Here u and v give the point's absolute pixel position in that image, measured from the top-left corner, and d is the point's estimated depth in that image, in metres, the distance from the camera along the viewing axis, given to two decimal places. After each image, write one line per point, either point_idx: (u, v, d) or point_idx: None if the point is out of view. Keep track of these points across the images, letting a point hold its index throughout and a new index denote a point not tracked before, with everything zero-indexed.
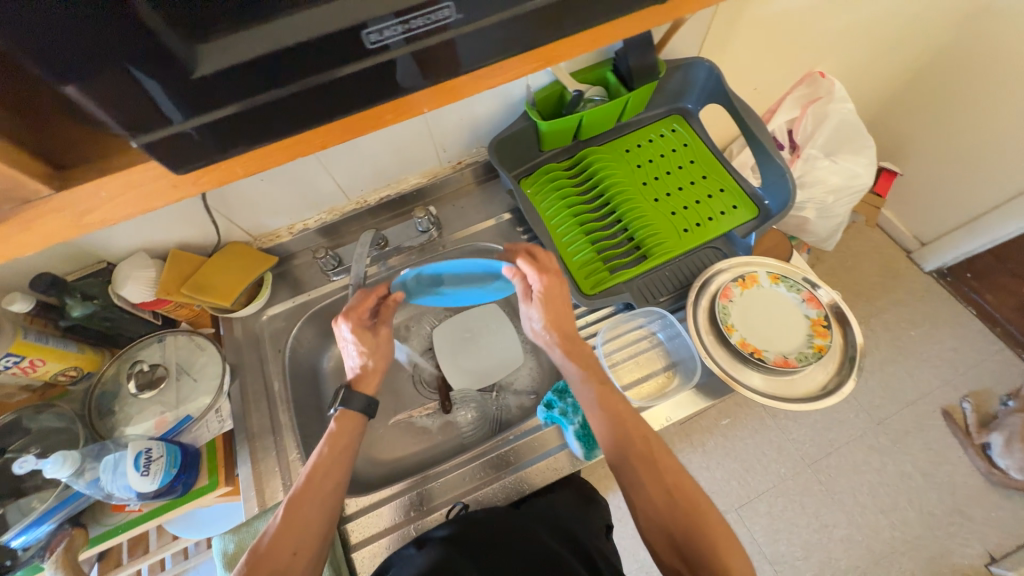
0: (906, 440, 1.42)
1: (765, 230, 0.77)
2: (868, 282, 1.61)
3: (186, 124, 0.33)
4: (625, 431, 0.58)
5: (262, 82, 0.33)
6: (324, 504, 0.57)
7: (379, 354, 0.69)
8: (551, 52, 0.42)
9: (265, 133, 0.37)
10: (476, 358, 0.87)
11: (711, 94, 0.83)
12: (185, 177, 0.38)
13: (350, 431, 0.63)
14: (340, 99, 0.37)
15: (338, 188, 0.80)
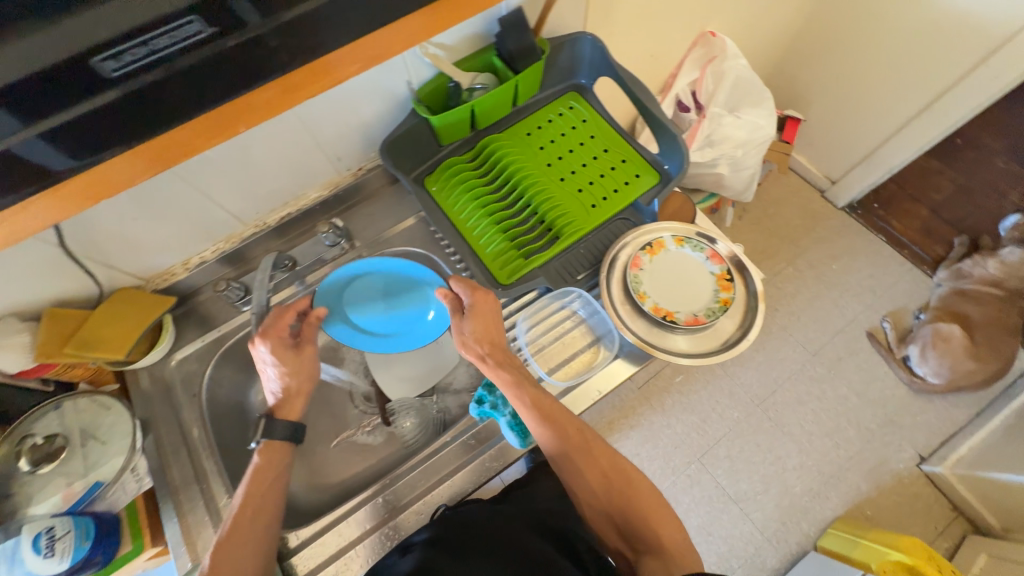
0: (840, 366, 1.53)
1: (667, 194, 0.80)
2: (790, 225, 1.71)
3: None
4: (562, 432, 0.63)
5: (52, 100, 0.37)
6: (260, 539, 0.58)
7: (301, 377, 0.68)
8: (369, 45, 0.47)
9: (102, 156, 0.41)
10: (409, 364, 0.84)
11: (600, 67, 0.83)
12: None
13: (277, 461, 0.63)
14: (119, 124, 0.41)
15: (229, 214, 0.75)
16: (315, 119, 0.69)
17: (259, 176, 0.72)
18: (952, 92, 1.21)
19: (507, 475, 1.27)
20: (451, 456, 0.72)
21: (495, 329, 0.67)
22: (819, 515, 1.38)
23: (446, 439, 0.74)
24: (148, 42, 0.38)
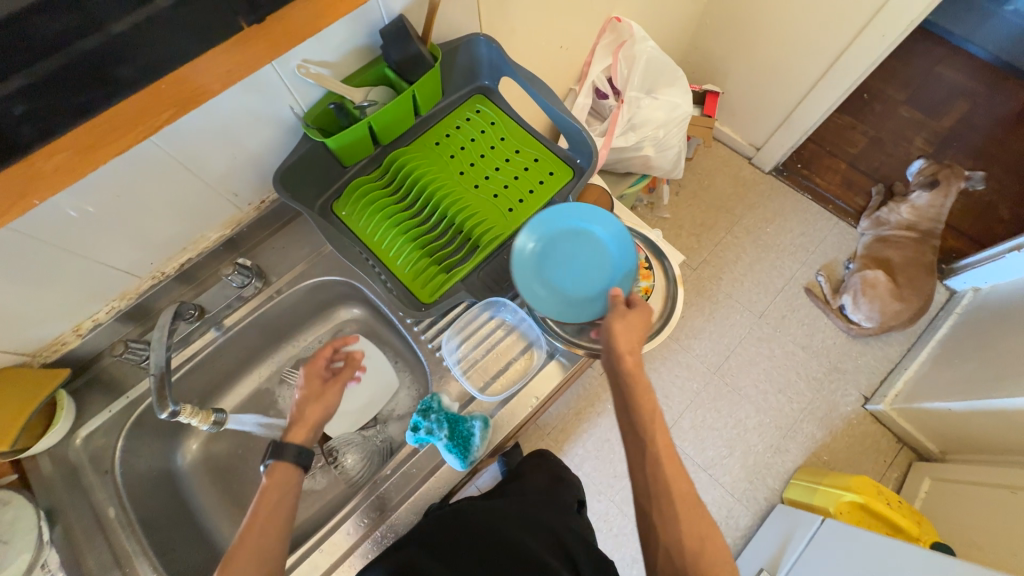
0: (784, 323, 1.60)
1: (582, 188, 0.79)
2: (725, 194, 1.76)
3: None
4: (669, 462, 0.55)
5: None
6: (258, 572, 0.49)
7: (317, 408, 0.63)
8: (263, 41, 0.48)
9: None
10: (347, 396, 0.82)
11: (500, 67, 0.81)
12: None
13: (285, 485, 0.56)
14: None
15: (119, 270, 0.69)
16: (194, 158, 0.64)
17: (143, 225, 0.66)
18: (845, 54, 1.29)
19: (480, 484, 1.26)
20: (395, 488, 0.70)
21: (636, 336, 0.61)
22: (781, 468, 1.44)
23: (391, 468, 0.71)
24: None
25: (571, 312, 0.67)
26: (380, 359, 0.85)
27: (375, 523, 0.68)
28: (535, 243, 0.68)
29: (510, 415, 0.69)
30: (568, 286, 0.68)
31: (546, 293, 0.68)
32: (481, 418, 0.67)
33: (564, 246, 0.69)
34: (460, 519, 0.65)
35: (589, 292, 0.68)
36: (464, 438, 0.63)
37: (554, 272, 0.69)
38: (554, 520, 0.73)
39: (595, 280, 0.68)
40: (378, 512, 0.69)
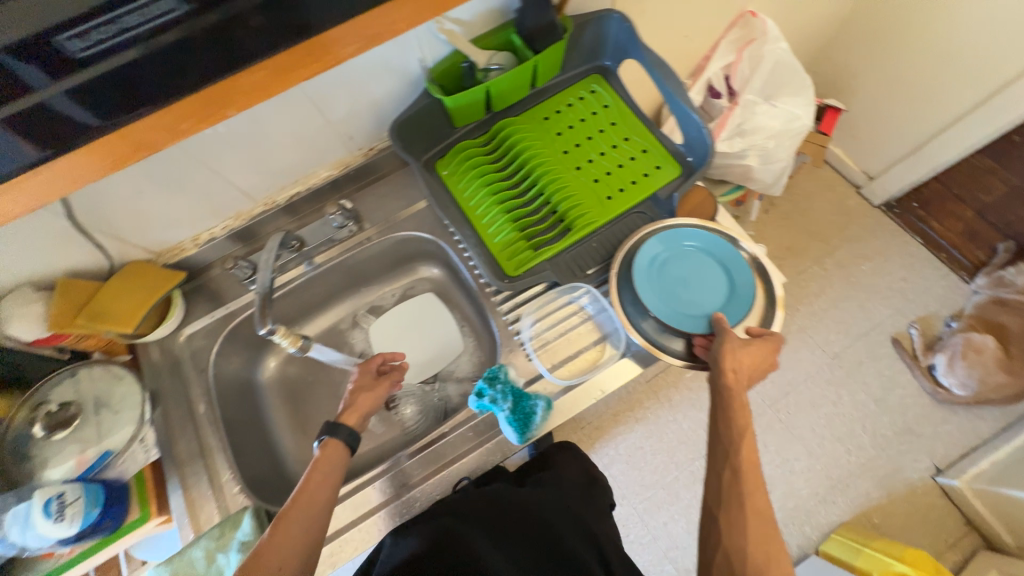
0: (860, 370, 1.47)
1: (688, 187, 0.75)
2: (825, 221, 1.62)
3: (14, 112, 0.39)
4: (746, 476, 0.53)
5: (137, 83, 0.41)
6: (309, 527, 0.53)
7: (367, 400, 0.66)
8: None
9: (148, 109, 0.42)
10: (415, 346, 0.86)
11: (625, 49, 0.77)
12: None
13: (334, 463, 0.59)
14: (110, 105, 0.41)
15: (240, 192, 0.75)
16: (325, 97, 0.67)
17: (267, 153, 0.71)
18: (1013, 85, 1.11)
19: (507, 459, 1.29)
20: (445, 449, 0.72)
21: (751, 365, 0.60)
22: (823, 519, 1.35)
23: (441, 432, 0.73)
24: (118, 19, 0.38)
25: (680, 320, 0.65)
26: (449, 319, 0.88)
27: (425, 474, 0.71)
28: (663, 245, 0.68)
29: (571, 404, 0.68)
30: (683, 297, 0.66)
31: (658, 287, 0.66)
32: (545, 399, 0.66)
33: (694, 259, 0.67)
34: (499, 500, 0.67)
35: (697, 310, 0.65)
36: (527, 415, 0.64)
37: (674, 278, 0.67)
38: (591, 517, 0.73)
39: (715, 300, 0.65)
40: (398, 487, 0.71)
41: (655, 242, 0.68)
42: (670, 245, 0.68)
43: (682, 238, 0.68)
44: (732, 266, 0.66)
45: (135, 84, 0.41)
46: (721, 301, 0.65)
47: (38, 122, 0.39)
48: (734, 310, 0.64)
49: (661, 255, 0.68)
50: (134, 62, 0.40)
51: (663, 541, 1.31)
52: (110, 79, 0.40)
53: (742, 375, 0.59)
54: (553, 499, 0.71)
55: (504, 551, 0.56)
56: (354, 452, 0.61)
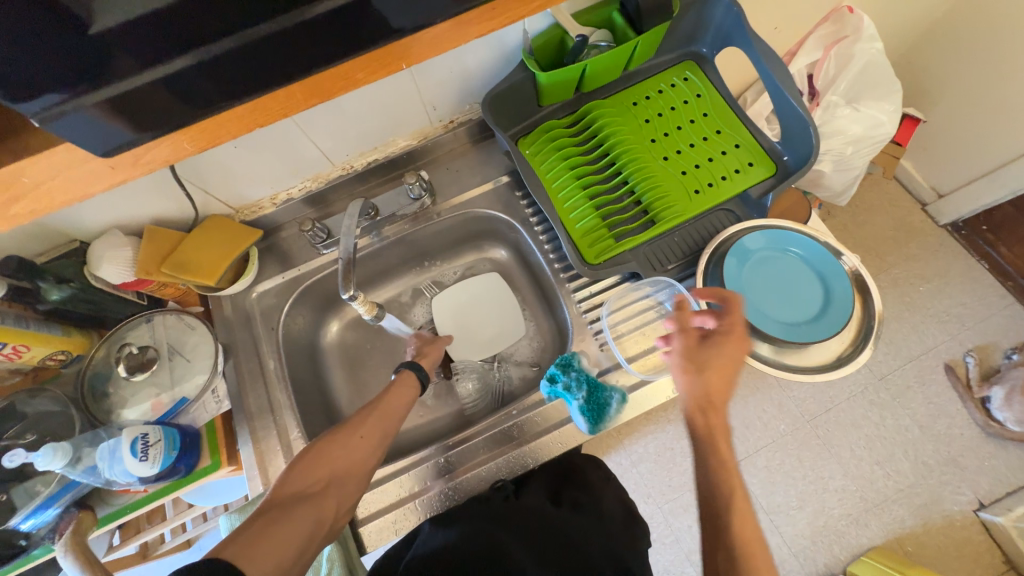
0: (905, 396, 1.24)
1: (783, 189, 0.71)
2: (881, 237, 1.40)
3: (125, 89, 0.32)
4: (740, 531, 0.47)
5: (273, 63, 0.34)
6: (378, 430, 0.60)
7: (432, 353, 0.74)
8: None
9: (276, 86, 0.36)
10: (480, 323, 0.86)
11: (727, 36, 0.73)
12: (121, 159, 0.37)
13: (409, 389, 0.67)
14: (263, 67, 0.34)
15: (322, 154, 0.74)
16: (422, 68, 0.66)
17: (354, 119, 0.70)
18: None
19: None
20: (494, 438, 0.71)
21: (726, 374, 0.53)
22: (853, 541, 1.15)
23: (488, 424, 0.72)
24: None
25: (762, 321, 0.62)
26: (514, 301, 0.87)
27: (491, 457, 0.70)
28: (763, 245, 0.66)
29: (640, 398, 0.67)
30: (769, 300, 0.63)
31: (746, 291, 0.64)
32: (620, 393, 0.66)
33: (792, 265, 0.65)
34: (533, 512, 0.64)
35: (787, 318, 0.62)
36: (601, 406, 0.64)
37: (765, 280, 0.64)
38: (633, 529, 0.70)
39: (803, 312, 0.62)
40: (443, 475, 0.70)
41: (746, 244, 0.66)
42: (770, 246, 0.66)
43: (785, 242, 0.66)
44: (832, 282, 0.63)
45: (267, 59, 0.34)
46: (814, 311, 0.62)
47: (216, 65, 0.33)
48: (828, 322, 0.61)
49: (757, 254, 0.65)
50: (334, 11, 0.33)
51: (686, 544, 1.28)
52: (304, 27, 0.33)
53: (715, 403, 0.53)
54: (590, 515, 0.68)
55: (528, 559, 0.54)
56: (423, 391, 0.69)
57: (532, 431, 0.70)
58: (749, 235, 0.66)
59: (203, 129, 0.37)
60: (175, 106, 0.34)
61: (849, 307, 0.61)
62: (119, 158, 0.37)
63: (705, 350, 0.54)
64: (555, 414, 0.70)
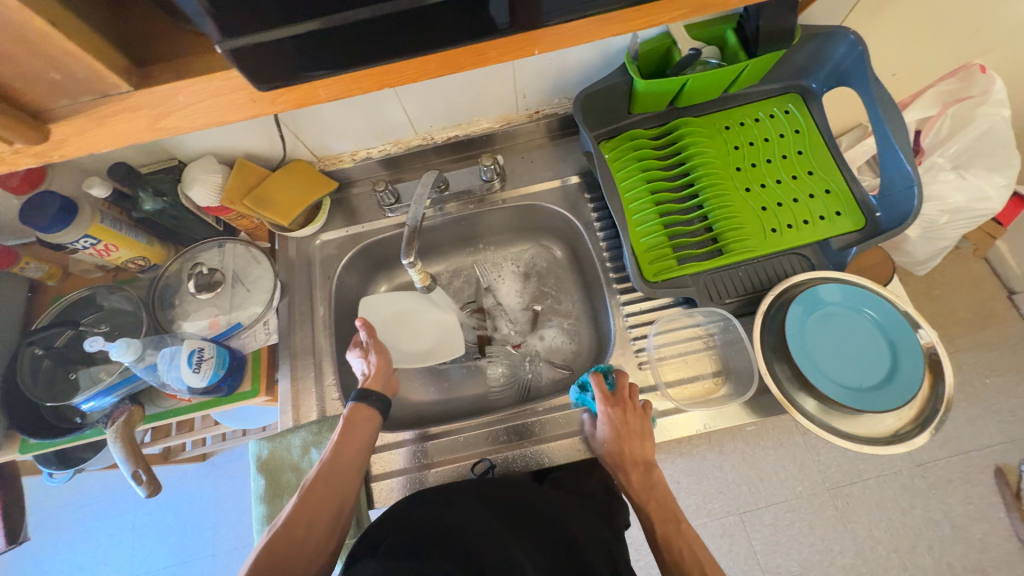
0: (944, 489, 1.15)
1: (868, 246, 0.67)
2: (954, 316, 1.30)
3: (240, 47, 0.28)
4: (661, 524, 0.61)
5: (423, 37, 0.31)
6: (331, 502, 0.56)
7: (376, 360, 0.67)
8: None
9: (416, 54, 0.32)
10: (413, 335, 0.78)
11: (844, 75, 0.69)
12: (262, 94, 0.32)
13: (362, 430, 0.62)
14: (404, 36, 0.31)
15: (407, 120, 0.76)
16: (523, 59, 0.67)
17: (446, 91, 0.71)
18: None
19: None
20: (478, 437, 0.70)
21: (637, 438, 0.63)
22: None
23: (461, 427, 0.71)
24: None
25: (821, 379, 0.59)
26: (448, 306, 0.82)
27: (512, 444, 0.70)
28: (831, 301, 0.62)
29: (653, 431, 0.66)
30: (830, 359, 0.60)
31: (805, 344, 0.61)
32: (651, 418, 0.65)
33: (858, 326, 0.61)
34: (547, 502, 0.65)
35: (846, 381, 0.59)
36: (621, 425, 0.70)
37: (829, 337, 0.61)
38: (617, 519, 0.74)
39: (867, 377, 0.59)
40: (416, 463, 0.70)
41: (815, 294, 0.62)
42: (839, 305, 0.62)
43: (855, 300, 0.62)
44: (901, 349, 0.59)
45: (398, 33, 0.30)
46: (877, 378, 0.58)
47: (339, 36, 0.29)
48: (892, 392, 0.57)
49: (824, 309, 0.62)
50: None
51: None
52: (454, 9, 0.29)
53: (641, 464, 0.63)
54: (592, 511, 0.69)
55: (529, 553, 0.53)
56: (383, 416, 0.65)
57: (527, 438, 0.70)
58: (819, 288, 0.62)
59: (336, 81, 0.33)
60: (303, 63, 0.31)
61: (920, 380, 0.57)
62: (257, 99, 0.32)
63: (603, 436, 0.64)
64: (553, 429, 0.70)
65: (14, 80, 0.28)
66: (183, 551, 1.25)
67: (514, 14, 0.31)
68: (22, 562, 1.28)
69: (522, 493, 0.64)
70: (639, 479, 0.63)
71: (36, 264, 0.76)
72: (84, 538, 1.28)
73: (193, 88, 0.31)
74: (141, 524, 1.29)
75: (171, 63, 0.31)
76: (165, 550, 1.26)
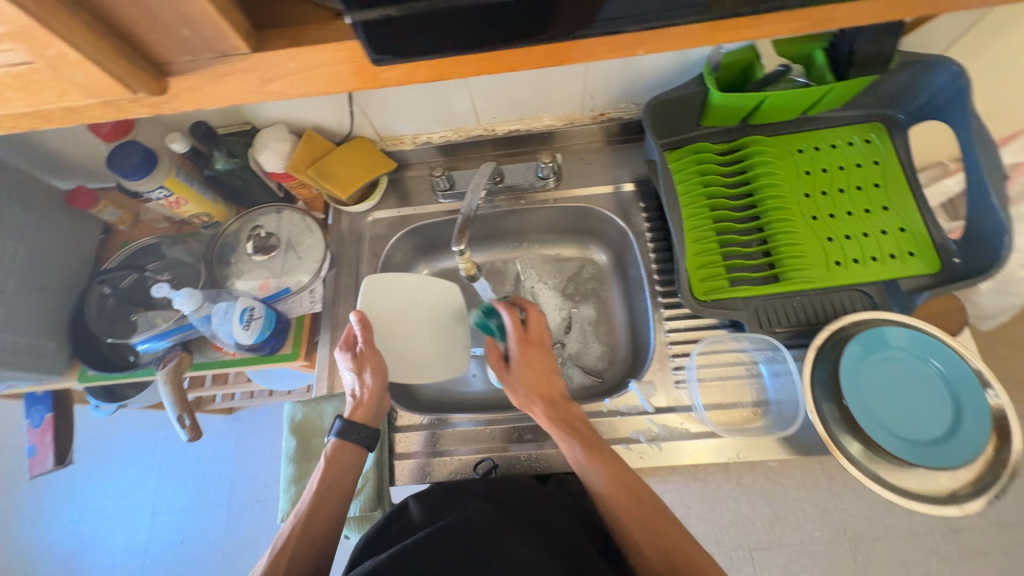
0: (980, 561, 1.07)
1: (941, 293, 0.63)
2: (1015, 380, 1.21)
3: (369, 19, 0.28)
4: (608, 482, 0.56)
5: (531, 29, 0.31)
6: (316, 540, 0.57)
7: (372, 381, 0.62)
8: (880, 10, 0.33)
9: (518, 45, 0.32)
10: (410, 336, 0.70)
11: (938, 108, 0.65)
12: (366, 69, 0.33)
13: (347, 462, 0.61)
14: (515, 26, 0.31)
15: (472, 110, 0.77)
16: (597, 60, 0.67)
17: (514, 84, 0.71)
18: None
19: None
20: (492, 434, 0.70)
21: (546, 372, 0.65)
22: None
23: (472, 419, 0.71)
24: None
25: (872, 426, 0.56)
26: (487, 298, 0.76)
27: (534, 444, 0.70)
28: (893, 346, 0.59)
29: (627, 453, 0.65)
30: (885, 407, 0.57)
31: (859, 385, 0.58)
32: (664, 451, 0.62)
33: (919, 376, 0.58)
34: (559, 503, 0.64)
35: (899, 431, 0.56)
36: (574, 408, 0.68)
37: (886, 383, 0.58)
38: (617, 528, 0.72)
39: (923, 431, 0.56)
40: (428, 447, 0.70)
41: (879, 336, 0.59)
42: (902, 351, 0.59)
43: (920, 348, 0.59)
44: (966, 407, 0.55)
45: (514, 21, 0.30)
46: (934, 433, 0.55)
47: (462, 16, 0.29)
48: (949, 451, 0.54)
49: (884, 353, 0.59)
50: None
51: None
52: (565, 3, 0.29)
53: (555, 397, 0.63)
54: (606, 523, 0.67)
55: (534, 548, 0.52)
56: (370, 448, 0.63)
57: (520, 442, 0.70)
58: (882, 331, 0.59)
59: (440, 63, 0.33)
60: (415, 41, 0.31)
61: (982, 442, 0.53)
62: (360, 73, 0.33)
63: (518, 367, 0.64)
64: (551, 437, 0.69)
65: (147, 34, 0.29)
66: (202, 497, 1.31)
67: (626, 11, 0.31)
68: (59, 483, 1.37)
69: (528, 491, 0.63)
70: (559, 414, 0.62)
71: (112, 208, 0.81)
72: (116, 469, 1.36)
73: (302, 56, 0.32)
74: (167, 466, 1.36)
75: (286, 31, 0.32)
76: (186, 492, 1.32)
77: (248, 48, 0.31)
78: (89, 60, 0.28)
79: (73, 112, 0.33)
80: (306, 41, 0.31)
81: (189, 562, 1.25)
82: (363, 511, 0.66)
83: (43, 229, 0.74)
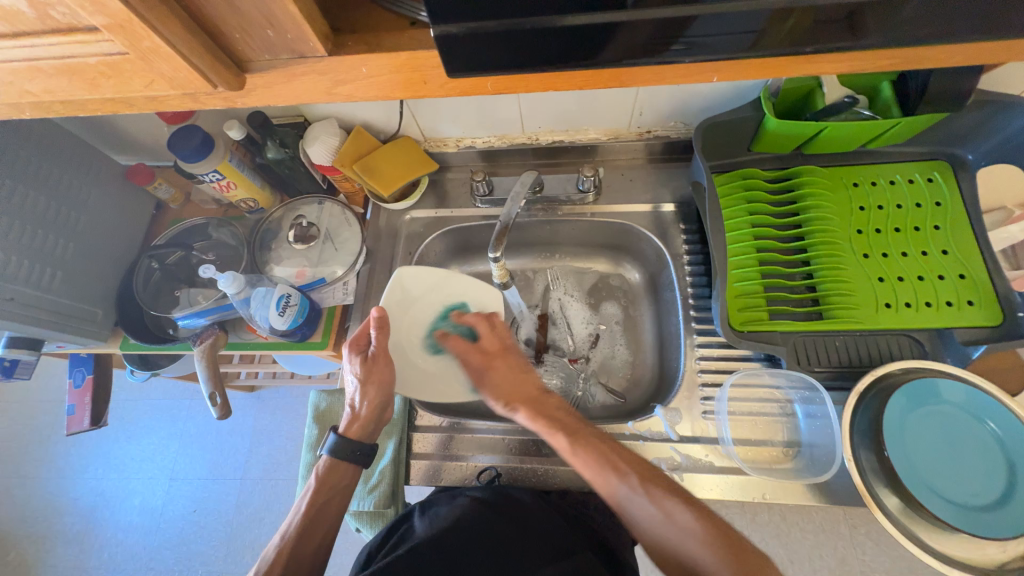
0: None
1: (1001, 349, 0.59)
2: None
3: (448, 34, 0.29)
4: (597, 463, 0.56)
5: (604, 54, 0.31)
6: (311, 551, 0.56)
7: (370, 395, 0.62)
8: (973, 52, 0.31)
9: (589, 67, 0.32)
10: (418, 344, 0.70)
11: (1013, 152, 0.61)
12: (436, 79, 0.33)
13: (341, 481, 0.61)
14: (590, 50, 0.30)
15: (518, 119, 0.77)
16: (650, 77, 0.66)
17: (563, 96, 0.71)
18: None
19: None
20: (509, 445, 0.69)
21: (518, 377, 0.67)
22: None
23: (494, 426, 0.71)
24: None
25: (917, 483, 0.53)
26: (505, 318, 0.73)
27: (549, 459, 0.68)
28: (943, 398, 0.56)
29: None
30: (932, 463, 0.54)
31: (904, 439, 0.55)
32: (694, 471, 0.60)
33: (971, 432, 0.55)
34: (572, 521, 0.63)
35: (946, 491, 0.52)
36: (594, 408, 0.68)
37: (934, 438, 0.55)
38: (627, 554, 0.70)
39: (975, 492, 0.52)
40: (444, 451, 0.70)
41: (928, 386, 0.56)
42: (953, 405, 0.56)
43: (972, 403, 0.55)
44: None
45: (589, 45, 0.30)
46: (987, 496, 0.52)
47: (537, 37, 0.29)
48: (1003, 517, 0.50)
49: (932, 405, 0.56)
50: (676, 21, 0.28)
51: None
52: (637, 29, 0.29)
53: (525, 390, 0.65)
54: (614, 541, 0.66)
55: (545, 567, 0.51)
56: (363, 466, 0.62)
57: (537, 456, 0.69)
58: (931, 382, 0.56)
59: (507, 79, 0.33)
60: (488, 60, 0.31)
61: None
62: (428, 84, 0.33)
63: (490, 385, 0.66)
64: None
65: (234, 32, 0.31)
66: (218, 469, 1.35)
67: (705, 41, 0.30)
68: (88, 440, 1.44)
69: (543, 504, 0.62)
70: (530, 396, 0.65)
71: (166, 186, 0.85)
72: (141, 433, 1.42)
73: (376, 63, 0.32)
74: (187, 435, 1.41)
75: (364, 37, 0.33)
76: (203, 463, 1.37)
77: (326, 52, 0.32)
78: (180, 54, 0.29)
79: (156, 100, 0.35)
80: (381, 48, 0.32)
81: (200, 532, 1.29)
82: (377, 507, 0.65)
83: (104, 202, 0.78)
